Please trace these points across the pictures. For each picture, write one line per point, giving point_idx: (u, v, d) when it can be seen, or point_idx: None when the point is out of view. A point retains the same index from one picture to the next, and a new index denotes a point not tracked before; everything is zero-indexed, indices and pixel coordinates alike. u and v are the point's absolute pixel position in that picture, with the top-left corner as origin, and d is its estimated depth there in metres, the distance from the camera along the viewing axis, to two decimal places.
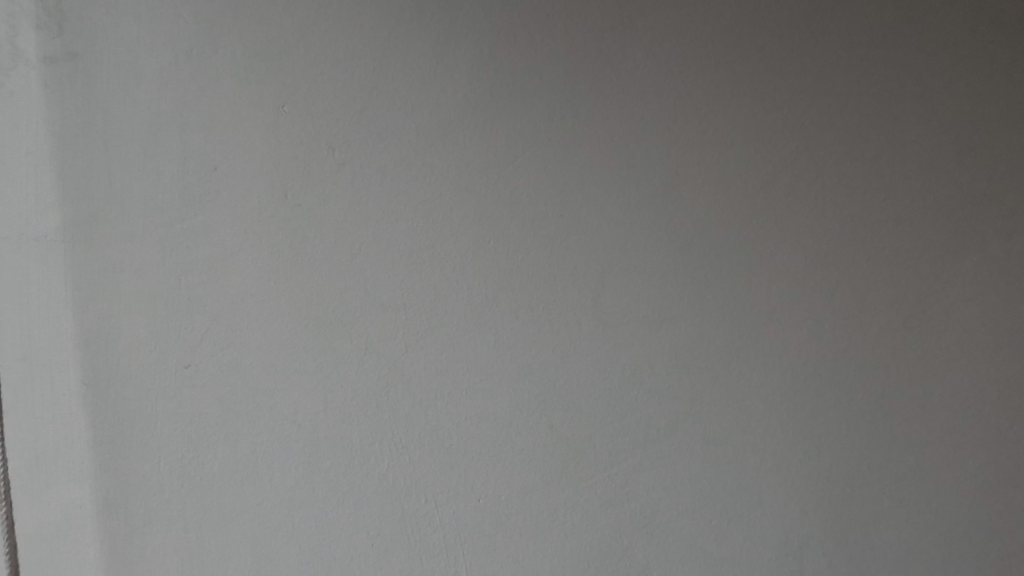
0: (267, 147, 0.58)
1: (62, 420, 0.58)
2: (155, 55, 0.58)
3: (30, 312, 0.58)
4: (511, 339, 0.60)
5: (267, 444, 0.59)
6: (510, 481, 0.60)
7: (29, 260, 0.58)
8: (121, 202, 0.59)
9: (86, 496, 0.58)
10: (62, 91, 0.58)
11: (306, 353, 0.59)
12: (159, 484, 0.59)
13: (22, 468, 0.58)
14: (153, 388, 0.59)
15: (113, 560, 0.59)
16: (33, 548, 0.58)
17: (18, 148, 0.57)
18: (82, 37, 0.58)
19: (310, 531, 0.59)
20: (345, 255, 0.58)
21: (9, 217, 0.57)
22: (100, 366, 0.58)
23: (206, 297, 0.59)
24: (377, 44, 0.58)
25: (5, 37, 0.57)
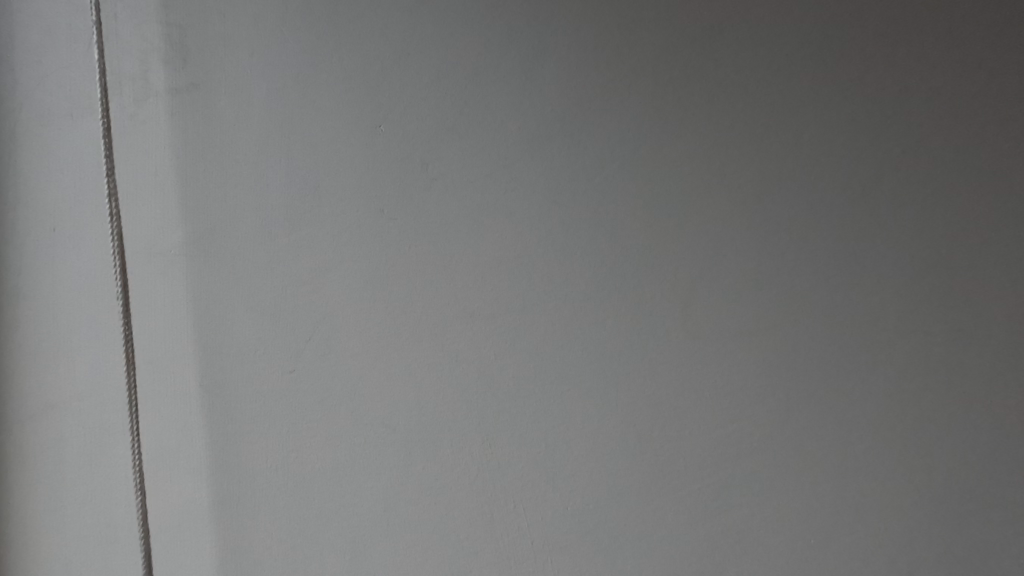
0: (363, 165, 0.62)
1: (183, 417, 0.64)
2: (264, 82, 0.63)
3: (157, 319, 0.64)
4: (598, 350, 0.60)
5: (363, 446, 0.62)
6: (597, 490, 0.60)
7: (157, 274, 0.64)
8: (234, 219, 0.64)
9: (203, 488, 0.64)
10: (185, 118, 0.64)
11: (400, 360, 0.61)
12: (266, 481, 0.63)
13: (150, 459, 0.64)
14: (261, 391, 0.63)
15: (227, 548, 0.64)
16: (159, 534, 0.64)
17: (149, 172, 0.64)
18: (202, 69, 0.64)
19: (403, 532, 0.62)
20: (436, 267, 0.61)
21: (142, 234, 0.64)
22: (216, 370, 0.64)
23: (308, 307, 0.63)
24: (468, 63, 0.61)
25: (139, 74, 0.64)
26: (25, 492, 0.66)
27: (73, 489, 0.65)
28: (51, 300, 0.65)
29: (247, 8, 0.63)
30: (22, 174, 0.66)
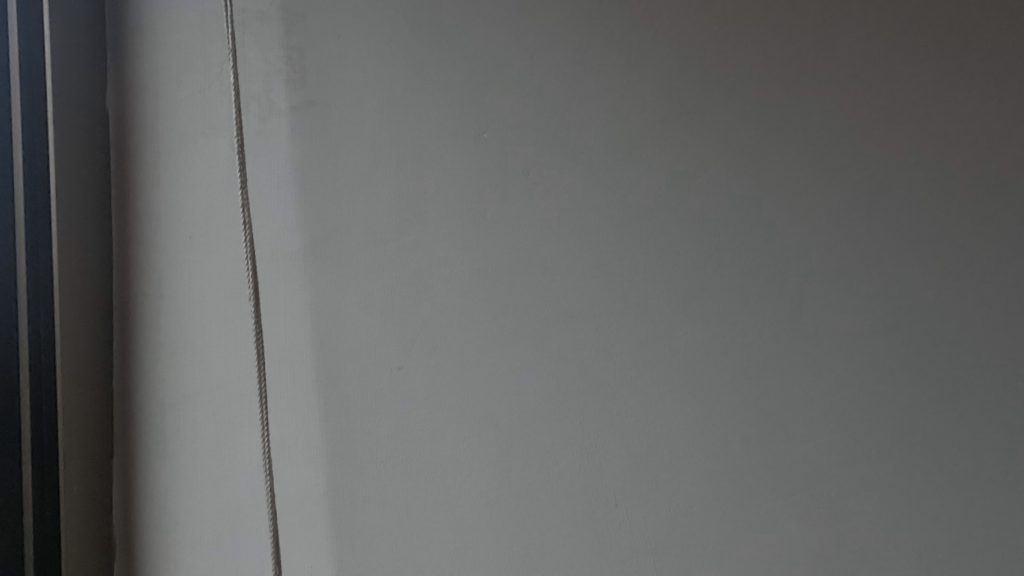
0: (467, 171, 0.65)
1: (302, 410, 0.69)
2: (375, 96, 0.68)
3: (279, 319, 0.70)
4: (701, 349, 0.60)
5: (467, 441, 0.65)
6: (700, 494, 0.60)
7: (280, 277, 0.70)
8: (347, 225, 0.68)
9: (320, 477, 0.69)
10: (304, 133, 0.70)
11: (502, 359, 0.64)
12: (376, 471, 0.67)
13: (274, 448, 0.70)
14: (372, 387, 0.67)
15: (341, 535, 0.68)
16: (283, 519, 0.70)
17: (272, 184, 0.70)
18: (319, 86, 0.69)
19: (506, 527, 0.64)
20: (537, 268, 0.63)
21: (267, 241, 0.70)
22: (331, 366, 0.69)
23: (415, 308, 0.66)
24: (569, 70, 0.63)
25: (264, 94, 0.70)
26: (167, 474, 0.74)
27: (206, 474, 0.72)
28: (189, 301, 0.73)
29: (360, 28, 0.68)
30: (165, 188, 0.74)
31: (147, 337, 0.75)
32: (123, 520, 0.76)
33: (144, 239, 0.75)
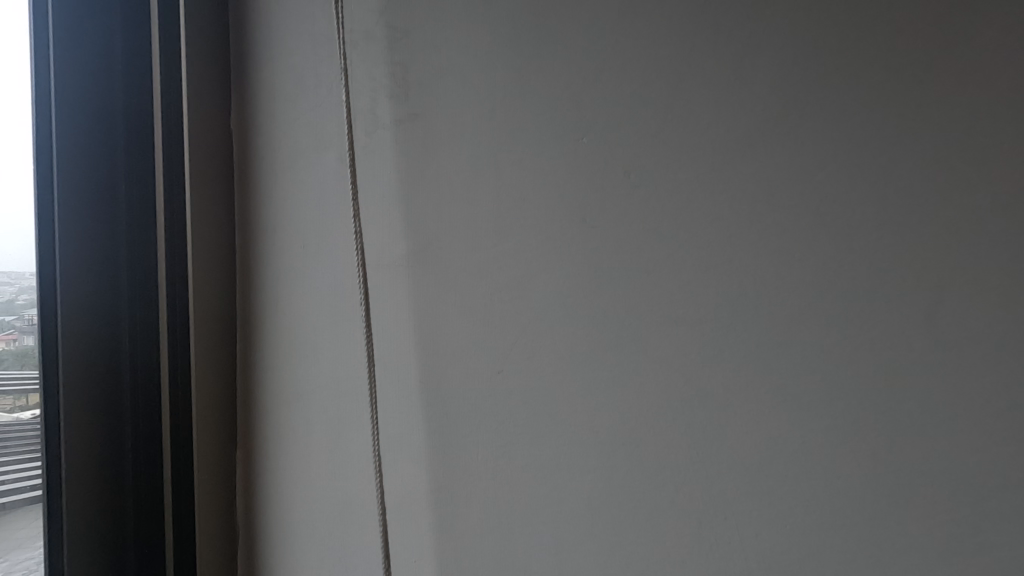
0: (566, 177, 0.65)
1: (408, 410, 0.72)
2: (475, 106, 0.70)
3: (387, 322, 0.73)
4: (820, 357, 0.56)
5: (567, 446, 0.65)
6: (819, 512, 0.56)
7: (386, 282, 0.73)
8: (448, 232, 0.71)
9: (424, 476, 0.71)
10: (407, 144, 0.73)
11: (603, 364, 0.63)
12: (476, 472, 0.69)
13: (384, 446, 0.73)
14: (472, 389, 0.69)
15: (444, 534, 0.70)
16: (393, 515, 0.73)
17: (379, 193, 0.74)
18: (421, 98, 0.72)
19: (608, 534, 0.63)
20: (639, 272, 0.62)
21: (374, 248, 0.74)
22: (434, 367, 0.71)
23: (515, 311, 0.67)
24: (671, 68, 0.61)
25: (370, 109, 0.74)
26: (287, 466, 0.79)
27: (321, 467, 0.77)
28: (304, 304, 0.78)
29: (459, 40, 0.71)
30: (283, 200, 0.80)
31: (269, 338, 0.81)
32: (250, 506, 0.82)
33: (265, 248, 0.81)
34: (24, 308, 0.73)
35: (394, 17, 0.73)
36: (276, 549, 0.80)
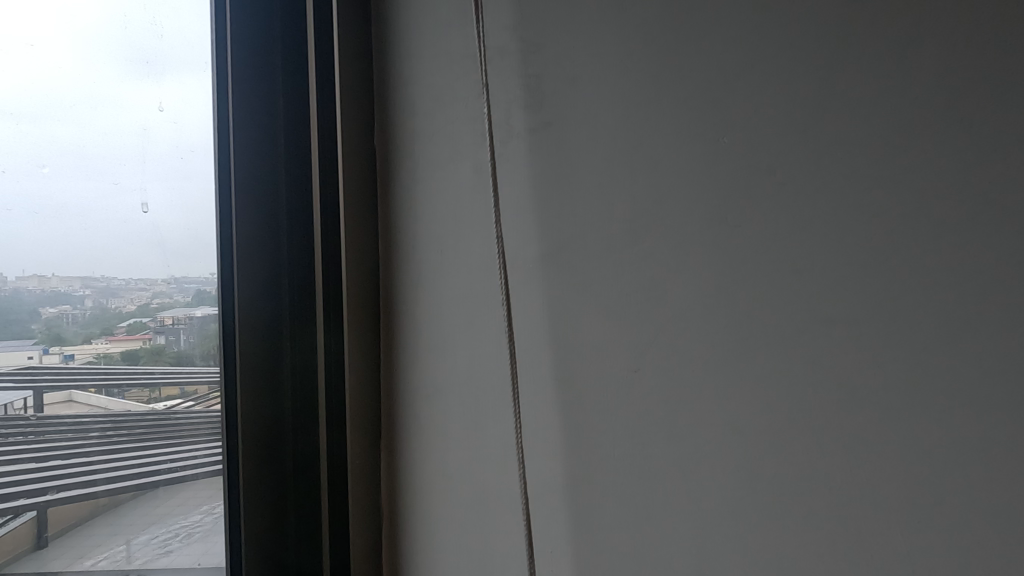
0: (704, 177, 0.66)
1: (547, 406, 0.75)
2: (609, 113, 0.72)
3: (523, 321, 0.76)
4: (998, 362, 0.52)
5: (707, 445, 0.65)
6: (996, 526, 0.52)
7: (524, 283, 0.77)
8: (580, 236, 0.73)
9: (560, 470, 0.74)
10: (540, 151, 0.76)
11: (744, 364, 0.63)
12: (613, 468, 0.71)
13: (530, 439, 0.76)
14: (607, 387, 0.71)
15: (580, 525, 0.73)
16: (537, 505, 0.76)
17: (513, 199, 0.78)
18: (555, 107, 0.75)
19: (750, 535, 0.63)
20: (785, 271, 0.61)
21: (510, 252, 0.78)
22: (567, 366, 0.74)
23: (651, 311, 0.68)
24: (823, 62, 0.60)
25: (504, 120, 0.79)
26: (433, 454, 0.85)
27: (463, 456, 0.82)
28: (444, 306, 0.84)
29: (593, 48, 0.73)
30: (423, 208, 0.87)
31: (412, 336, 0.88)
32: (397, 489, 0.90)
33: (407, 253, 0.88)
34: (157, 310, 0.87)
35: (527, 31, 0.77)
36: (424, 534, 0.87)
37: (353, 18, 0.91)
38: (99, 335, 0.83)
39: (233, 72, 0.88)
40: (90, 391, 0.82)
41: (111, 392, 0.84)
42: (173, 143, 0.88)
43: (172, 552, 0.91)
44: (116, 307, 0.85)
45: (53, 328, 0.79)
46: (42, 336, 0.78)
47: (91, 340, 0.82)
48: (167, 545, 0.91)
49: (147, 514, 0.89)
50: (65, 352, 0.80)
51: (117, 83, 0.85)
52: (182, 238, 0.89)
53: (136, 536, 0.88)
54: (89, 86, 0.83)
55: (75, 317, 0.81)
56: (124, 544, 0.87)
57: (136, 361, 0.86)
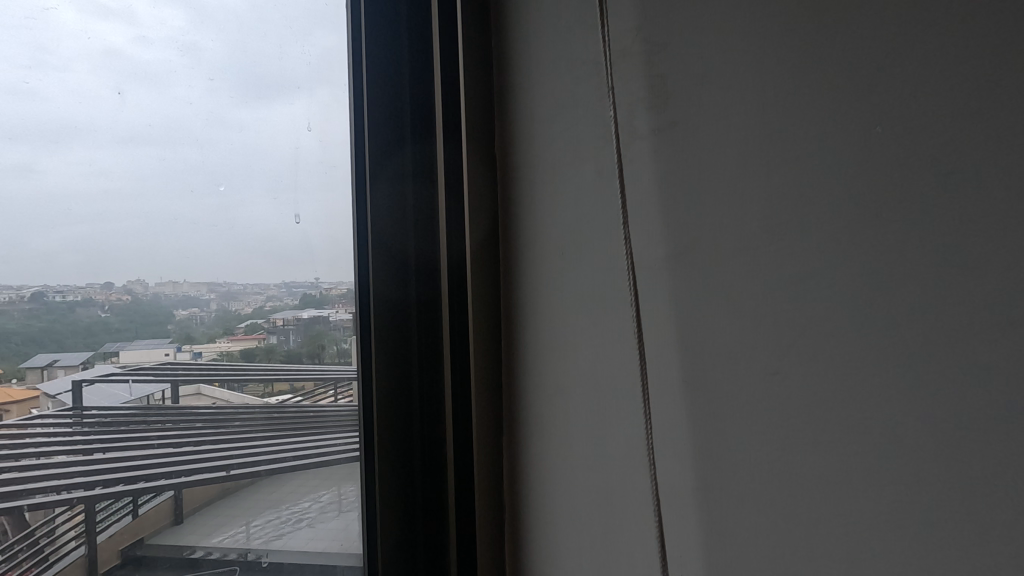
0: (854, 170, 0.62)
1: (677, 409, 0.74)
2: (743, 108, 0.69)
3: (652, 323, 0.76)
4: None
5: (860, 455, 0.61)
6: None
7: (651, 283, 0.76)
8: (711, 234, 0.71)
9: (690, 475, 0.73)
10: (667, 150, 0.75)
11: (904, 371, 0.58)
12: (750, 474, 0.68)
13: (663, 444, 0.75)
14: (742, 390, 0.69)
15: (713, 531, 0.71)
16: (667, 510, 0.75)
17: (638, 199, 0.78)
18: (682, 105, 0.74)
19: (913, 553, 0.58)
20: (953, 270, 0.56)
21: (636, 252, 0.78)
22: (698, 368, 0.72)
23: (794, 313, 0.65)
24: (1000, 40, 0.54)
25: (628, 121, 0.79)
26: (558, 450, 0.88)
27: (589, 455, 0.84)
28: (567, 307, 0.87)
29: (723, 43, 0.71)
30: (547, 211, 0.90)
31: (535, 336, 0.91)
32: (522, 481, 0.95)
33: (533, 253, 0.92)
34: (271, 312, 0.94)
35: (653, 31, 0.77)
36: (549, 524, 0.91)
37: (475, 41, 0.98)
38: (222, 335, 0.88)
39: (370, 94, 0.97)
40: (215, 384, 0.89)
41: (232, 386, 0.92)
42: (319, 161, 1.00)
43: (286, 534, 1.01)
44: (235, 309, 0.90)
45: (184, 327, 0.84)
46: (175, 335, 0.83)
47: (216, 339, 0.88)
48: (284, 526, 1.01)
49: (265, 498, 0.99)
50: (195, 350, 0.85)
51: (242, 106, 0.92)
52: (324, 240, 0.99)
53: (253, 519, 0.98)
54: (235, 116, 0.91)
55: (203, 318, 0.86)
56: (243, 526, 0.97)
57: (252, 359, 0.93)
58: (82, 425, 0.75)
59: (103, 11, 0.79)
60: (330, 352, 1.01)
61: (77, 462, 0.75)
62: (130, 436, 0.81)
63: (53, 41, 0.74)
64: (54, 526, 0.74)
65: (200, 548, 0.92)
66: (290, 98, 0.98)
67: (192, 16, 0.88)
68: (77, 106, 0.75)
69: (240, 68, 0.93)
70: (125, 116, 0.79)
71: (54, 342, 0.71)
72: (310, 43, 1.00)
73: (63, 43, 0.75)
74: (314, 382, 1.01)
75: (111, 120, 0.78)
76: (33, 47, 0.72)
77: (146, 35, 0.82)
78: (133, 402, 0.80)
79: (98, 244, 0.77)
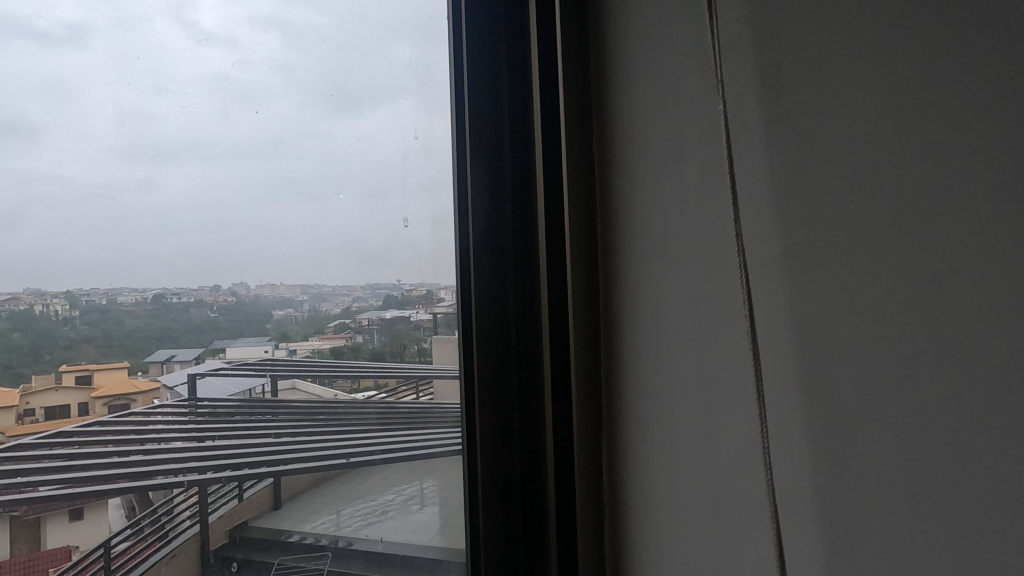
0: (1002, 156, 0.54)
1: (793, 410, 0.71)
2: (864, 92, 0.63)
3: (766, 321, 0.74)
4: None
5: (1009, 477, 0.54)
6: None
7: (764, 280, 0.74)
8: (828, 229, 0.67)
9: (807, 482, 0.70)
10: (780, 143, 0.72)
11: None
12: (872, 486, 0.64)
13: (779, 442, 0.73)
14: (865, 397, 0.64)
15: (831, 542, 0.68)
16: (786, 514, 0.73)
17: (751, 192, 0.76)
18: (795, 96, 0.70)
19: None
20: None
21: (748, 248, 0.76)
22: (817, 370, 0.68)
23: (929, 315, 0.59)
24: None
25: (738, 115, 0.77)
26: (662, 443, 0.90)
27: (701, 454, 0.83)
28: (669, 303, 0.88)
29: (838, 26, 0.66)
30: (654, 210, 0.91)
31: (644, 332, 0.93)
32: (629, 475, 0.97)
33: (641, 250, 0.94)
34: (357, 313, 1.08)
35: (761, 22, 0.74)
36: (657, 523, 0.91)
37: (571, 49, 1.00)
38: (314, 334, 1.02)
39: (469, 106, 1.02)
40: (308, 378, 1.07)
41: (323, 380, 1.09)
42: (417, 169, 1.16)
43: (374, 523, 1.16)
44: (326, 309, 1.04)
45: (281, 326, 0.99)
46: (274, 333, 0.99)
47: (308, 338, 1.02)
48: (372, 515, 1.17)
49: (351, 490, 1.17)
50: (291, 347, 1.01)
51: (335, 120, 1.09)
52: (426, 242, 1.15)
53: (343, 507, 1.15)
54: (327, 128, 1.08)
55: (298, 318, 1.01)
56: (335, 513, 1.15)
57: (341, 356, 1.07)
58: (196, 412, 0.96)
59: (210, 40, 0.96)
60: (411, 351, 1.15)
61: (192, 451, 0.97)
62: (230, 420, 1.02)
63: (170, 70, 0.92)
64: (172, 505, 0.95)
65: (297, 533, 1.11)
66: (375, 108, 1.13)
67: (286, 40, 1.05)
68: (193, 125, 0.93)
69: (327, 83, 1.09)
70: (226, 127, 0.96)
71: (171, 337, 0.88)
72: (390, 56, 1.16)
73: (177, 72, 0.93)
74: (396, 381, 1.16)
75: (218, 139, 0.96)
76: (156, 77, 0.91)
77: (247, 59, 0.99)
78: (238, 395, 1.01)
79: (217, 244, 0.95)
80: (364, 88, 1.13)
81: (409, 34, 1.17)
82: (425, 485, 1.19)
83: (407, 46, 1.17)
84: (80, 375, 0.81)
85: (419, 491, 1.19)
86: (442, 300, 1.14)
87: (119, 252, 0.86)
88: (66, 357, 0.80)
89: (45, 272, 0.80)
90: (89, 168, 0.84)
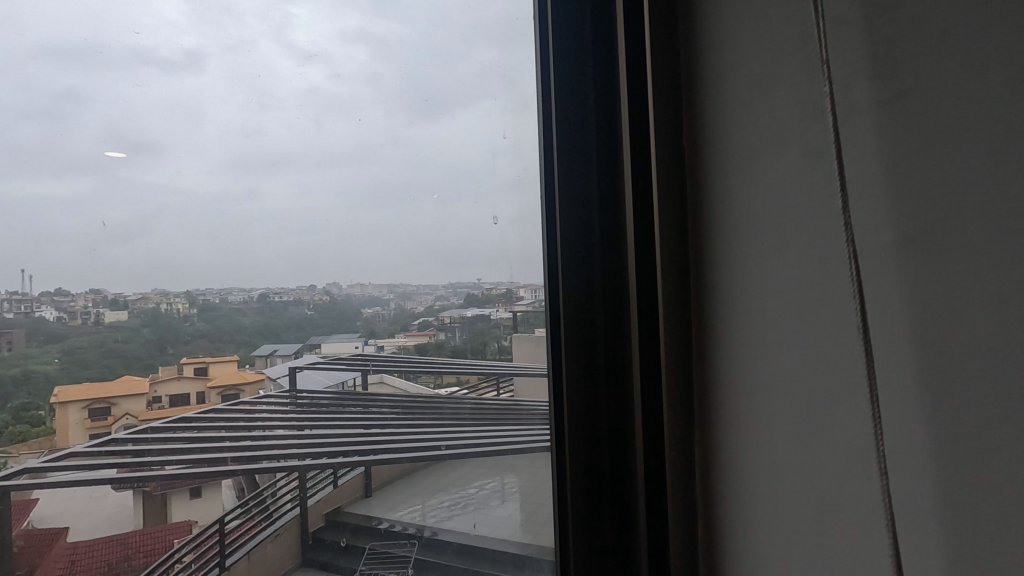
0: None
1: (912, 413, 0.65)
2: (997, 63, 0.57)
3: (879, 316, 0.69)
4: None
5: None
6: None
7: (878, 271, 0.69)
8: (952, 215, 0.61)
9: (927, 491, 0.64)
10: (895, 123, 0.66)
11: None
12: (1005, 500, 0.58)
13: (895, 447, 0.68)
14: (998, 402, 0.58)
15: (956, 558, 0.62)
16: (902, 524, 0.67)
17: (861, 177, 0.70)
18: (912, 72, 0.64)
19: None
20: None
21: (858, 237, 0.71)
22: (939, 369, 0.63)
23: None
24: None
25: (844, 96, 0.72)
26: (762, 444, 0.87)
27: (806, 456, 0.79)
28: (771, 298, 0.84)
29: None
30: (754, 200, 0.87)
31: (744, 328, 0.89)
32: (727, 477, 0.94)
33: (739, 242, 0.90)
34: (439, 311, 1.13)
35: None
36: (758, 528, 0.87)
37: (659, 39, 0.98)
38: (400, 331, 1.08)
39: (556, 103, 1.03)
40: (395, 373, 1.13)
41: (409, 376, 1.15)
42: (498, 171, 1.19)
43: (457, 515, 1.21)
44: (410, 308, 1.10)
45: (370, 321, 1.06)
46: (363, 330, 1.05)
47: (395, 335, 1.08)
48: (456, 507, 1.21)
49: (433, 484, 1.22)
50: (378, 344, 1.07)
51: (420, 126, 1.14)
52: (511, 242, 1.18)
53: (428, 500, 1.21)
54: (411, 134, 1.13)
55: (385, 316, 1.07)
56: (420, 504, 1.21)
57: (425, 352, 1.13)
58: (297, 403, 1.06)
59: (307, 56, 1.04)
60: (491, 348, 1.19)
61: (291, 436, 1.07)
62: (327, 410, 1.11)
63: (273, 88, 1.00)
64: (275, 487, 1.05)
65: (387, 520, 1.18)
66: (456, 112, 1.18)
67: (373, 51, 1.11)
68: (293, 136, 1.01)
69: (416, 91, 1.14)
70: (322, 135, 1.04)
71: (274, 334, 0.96)
72: (471, 61, 1.20)
73: (278, 89, 1.01)
74: (477, 377, 1.21)
75: (314, 147, 1.03)
76: (260, 95, 0.99)
77: (339, 73, 1.07)
78: (332, 387, 1.10)
79: (320, 244, 1.02)
80: (447, 93, 1.17)
81: (491, 36, 1.20)
82: (506, 480, 1.23)
83: (491, 49, 1.20)
84: (198, 367, 0.90)
85: (501, 486, 1.23)
86: (520, 299, 1.16)
87: (232, 257, 0.95)
88: (187, 350, 0.89)
89: (172, 276, 0.90)
90: (207, 177, 0.94)
